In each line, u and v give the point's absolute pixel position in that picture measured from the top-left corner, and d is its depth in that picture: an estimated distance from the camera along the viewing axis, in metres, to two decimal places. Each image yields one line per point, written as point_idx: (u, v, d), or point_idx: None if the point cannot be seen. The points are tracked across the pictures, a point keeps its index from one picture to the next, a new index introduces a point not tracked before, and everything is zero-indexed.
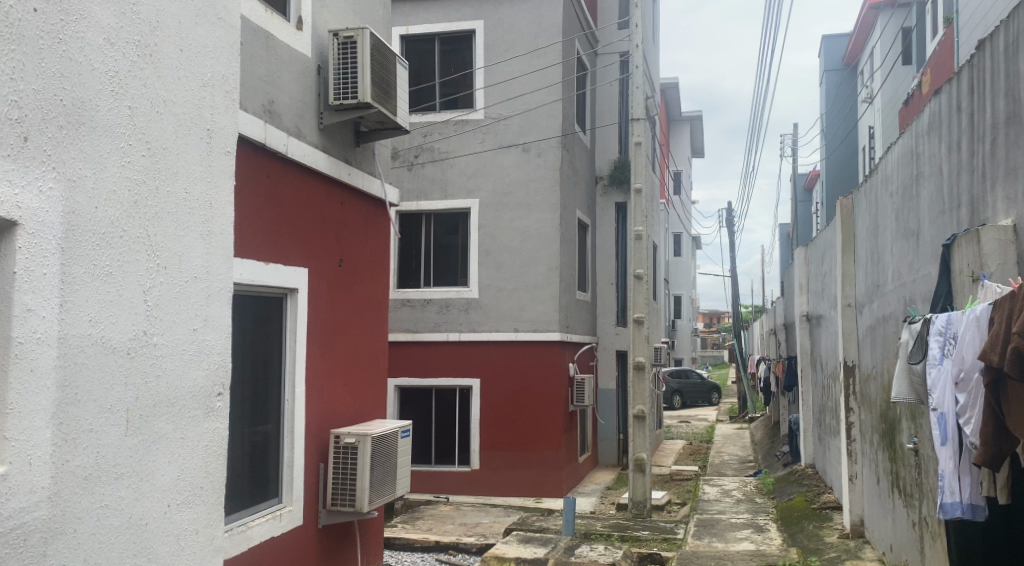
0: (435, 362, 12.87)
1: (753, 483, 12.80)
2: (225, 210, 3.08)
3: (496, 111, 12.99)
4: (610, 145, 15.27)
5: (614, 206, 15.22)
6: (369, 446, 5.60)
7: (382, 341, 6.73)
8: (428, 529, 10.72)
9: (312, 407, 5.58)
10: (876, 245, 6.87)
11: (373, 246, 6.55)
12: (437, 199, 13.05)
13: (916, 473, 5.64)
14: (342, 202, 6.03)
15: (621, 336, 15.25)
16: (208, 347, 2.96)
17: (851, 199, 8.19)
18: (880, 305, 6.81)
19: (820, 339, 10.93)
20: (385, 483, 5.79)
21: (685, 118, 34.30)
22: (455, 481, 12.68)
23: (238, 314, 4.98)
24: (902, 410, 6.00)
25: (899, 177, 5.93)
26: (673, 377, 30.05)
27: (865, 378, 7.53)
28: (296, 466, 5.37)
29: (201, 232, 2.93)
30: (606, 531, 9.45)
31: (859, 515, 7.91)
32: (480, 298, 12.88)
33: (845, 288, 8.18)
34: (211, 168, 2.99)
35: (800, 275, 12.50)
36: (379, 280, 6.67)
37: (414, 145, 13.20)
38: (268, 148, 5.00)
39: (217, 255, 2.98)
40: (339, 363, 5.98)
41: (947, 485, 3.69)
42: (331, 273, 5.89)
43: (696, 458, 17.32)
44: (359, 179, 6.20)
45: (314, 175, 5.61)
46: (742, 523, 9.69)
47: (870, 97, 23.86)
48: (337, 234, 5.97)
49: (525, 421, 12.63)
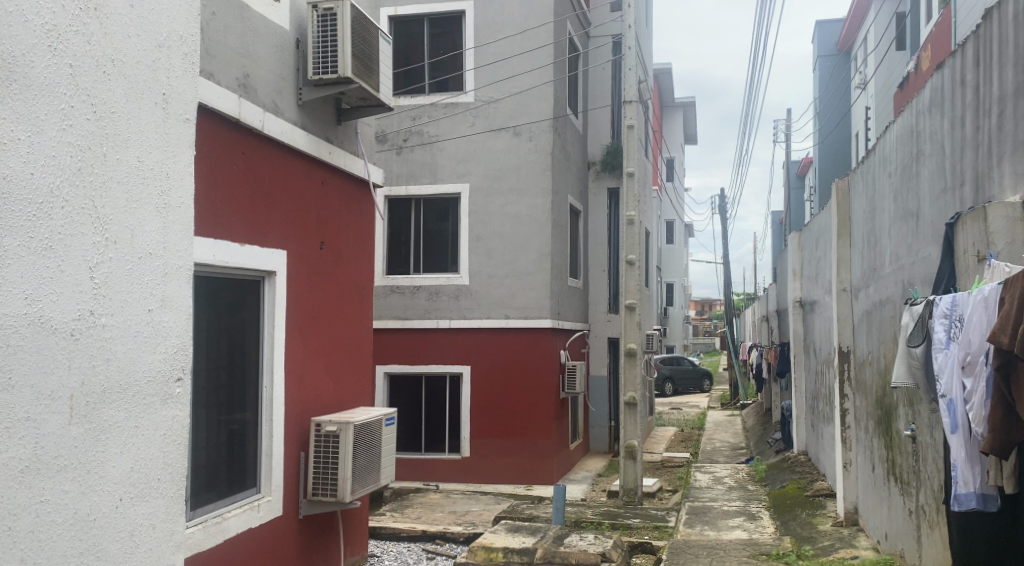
0: (424, 349, 12.70)
1: (745, 471, 12.68)
2: (183, 182, 2.92)
3: (486, 94, 12.76)
4: (602, 129, 15.06)
5: (607, 191, 15.01)
6: (352, 433, 5.40)
7: (367, 326, 6.55)
8: (417, 517, 10.57)
9: (291, 395, 5.39)
10: (874, 228, 6.70)
11: (357, 228, 6.36)
12: (426, 183, 12.82)
13: (914, 460, 5.50)
14: (323, 182, 5.83)
15: (613, 323, 15.10)
16: (167, 329, 2.82)
17: (847, 182, 8.02)
18: (877, 289, 6.65)
19: (814, 325, 10.79)
20: (369, 473, 5.61)
21: (678, 104, 34.07)
22: (445, 469, 12.53)
23: (214, 297, 4.79)
24: (899, 396, 5.86)
25: (899, 156, 5.76)
26: (665, 364, 29.96)
27: (861, 364, 7.37)
28: (275, 455, 5.19)
29: (158, 203, 2.78)
30: (597, 518, 9.31)
31: (853, 502, 7.77)
32: (470, 284, 12.69)
33: (841, 273, 8.02)
34: (166, 133, 2.84)
35: (794, 260, 12.35)
36: (363, 264, 6.49)
37: (402, 129, 12.98)
38: (243, 124, 4.79)
39: (174, 232, 2.83)
40: (321, 349, 5.80)
41: (959, 477, 3.51)
42: (312, 256, 5.69)
43: (688, 445, 17.22)
44: (340, 158, 6.00)
45: (292, 153, 5.40)
46: (734, 511, 9.56)
47: (864, 83, 23.68)
48: (318, 215, 5.77)
49: (515, 409, 12.47)
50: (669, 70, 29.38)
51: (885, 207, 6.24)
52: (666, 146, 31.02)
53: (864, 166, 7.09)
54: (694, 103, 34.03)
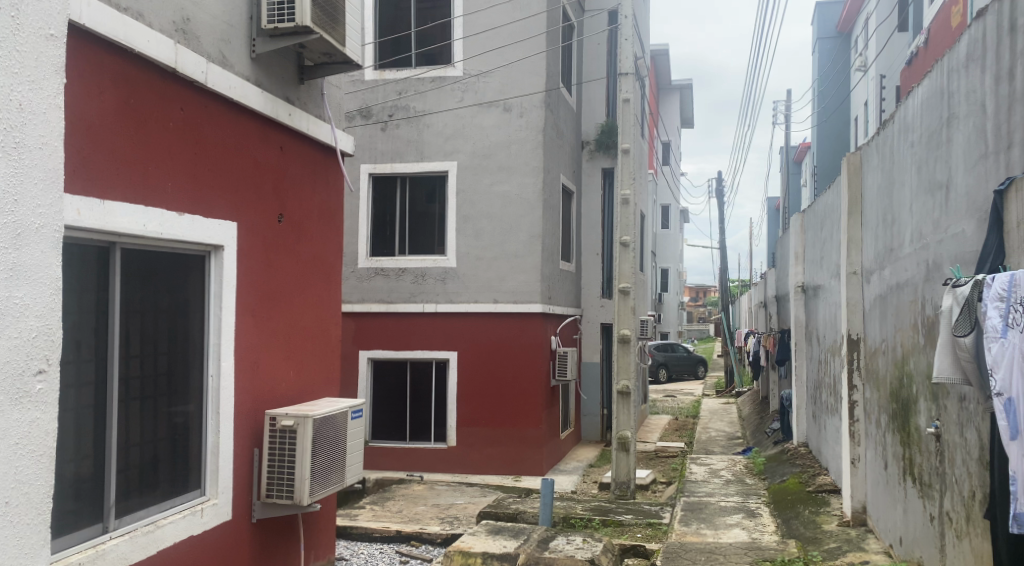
0: (409, 334, 12.13)
1: (742, 462, 12.17)
2: (38, 113, 2.46)
3: (475, 66, 12.12)
4: (597, 107, 14.47)
5: (601, 171, 14.44)
6: (311, 428, 4.82)
7: (334, 309, 5.95)
8: (398, 511, 10.06)
9: (243, 385, 4.81)
10: (891, 204, 6.13)
11: (323, 200, 5.75)
12: (412, 161, 12.20)
13: (938, 461, 4.94)
14: (282, 147, 5.22)
15: (607, 308, 14.56)
16: (25, 306, 2.40)
17: (859, 155, 7.43)
18: (894, 271, 6.09)
19: (817, 311, 10.26)
20: (330, 472, 5.05)
21: (675, 87, 33.47)
22: (429, 459, 11.99)
23: (147, 275, 4.19)
24: (920, 390, 5.30)
25: (924, 123, 5.18)
26: (659, 351, 29.49)
27: (873, 353, 6.82)
28: (222, 453, 4.60)
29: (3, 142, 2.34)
30: (587, 515, 8.77)
31: (861, 501, 7.24)
32: (457, 267, 12.08)
33: (851, 255, 7.46)
34: (16, 50, 2.40)
35: (796, 244, 11.81)
36: (330, 241, 5.89)
37: (387, 104, 12.33)
38: (179, 76, 4.17)
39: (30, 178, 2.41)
40: (279, 333, 5.21)
41: (1020, 494, 3.02)
42: (269, 230, 5.09)
43: (682, 435, 16.73)
44: (304, 122, 5.40)
45: (245, 113, 4.79)
46: (732, 507, 9.04)
47: (865, 66, 23.19)
48: (276, 184, 5.16)
49: (503, 397, 11.90)
50: (666, 51, 28.72)
51: (906, 181, 5.68)
52: (662, 129, 30.46)
53: (881, 137, 6.50)
54: (690, 86, 33.49)
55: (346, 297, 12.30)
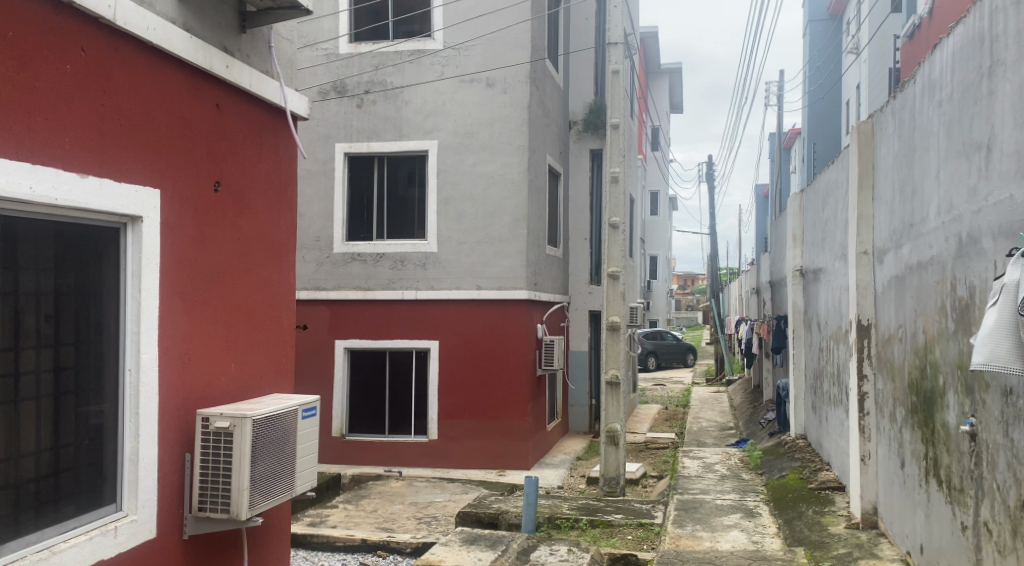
0: (387, 323, 11.44)
1: (738, 455, 11.57)
2: None
3: (455, 37, 11.40)
4: (584, 85, 13.81)
5: (589, 152, 13.76)
6: (250, 430, 4.15)
7: (286, 295, 5.26)
8: (372, 511, 9.44)
9: (171, 381, 4.10)
10: (911, 175, 5.49)
11: (270, 169, 5.06)
12: (390, 139, 11.48)
13: (974, 465, 4.31)
14: (219, 105, 4.53)
15: (595, 295, 13.92)
16: None
17: (870, 124, 6.78)
18: (914, 248, 5.45)
19: (819, 297, 9.64)
20: (276, 481, 4.39)
21: (664, 71, 32.81)
22: (409, 454, 11.33)
23: (36, 249, 3.50)
24: (950, 381, 4.68)
25: (955, 74, 4.54)
26: (648, 338, 28.91)
27: (887, 340, 6.20)
28: (142, 461, 3.89)
29: None
30: (574, 515, 8.12)
31: (872, 501, 6.61)
32: (438, 251, 11.39)
33: (862, 233, 6.82)
34: None
35: (794, 227, 11.18)
36: (280, 218, 5.19)
37: (363, 79, 11.59)
38: (76, 10, 3.50)
39: None
40: (216, 321, 4.52)
41: None
42: (202, 200, 4.40)
43: (673, 425, 16.13)
44: (245, 75, 4.70)
45: (170, 61, 4.10)
46: (729, 506, 8.43)
47: (856, 49, 22.61)
48: (210, 148, 4.47)
49: (486, 388, 11.25)
50: (655, 33, 28.08)
51: (930, 149, 5.05)
52: (650, 114, 29.83)
53: (898, 100, 5.85)
54: (680, 70, 32.84)
55: (321, 284, 11.60)
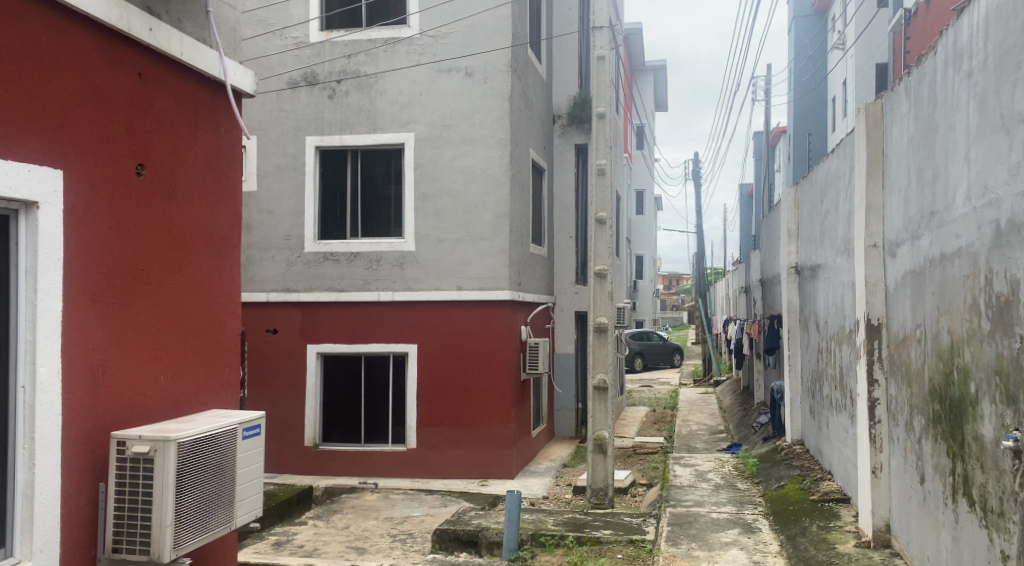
0: (362, 325, 10.79)
1: (731, 462, 10.99)
2: None
3: (432, 23, 10.78)
4: (568, 78, 13.24)
5: (574, 147, 13.18)
6: (175, 455, 3.52)
7: (229, 296, 4.63)
8: (343, 528, 8.79)
9: (77, 399, 3.48)
10: (931, 157, 4.93)
11: (208, 151, 4.43)
12: (364, 132, 10.82)
13: (1016, 486, 3.74)
14: (141, 74, 3.91)
15: (581, 296, 13.32)
16: None
17: (880, 105, 6.20)
18: (935, 239, 4.88)
19: (817, 296, 9.08)
20: (208, 514, 3.76)
21: (649, 68, 32.32)
22: (385, 464, 10.69)
23: None
24: (984, 387, 4.11)
25: (990, 37, 3.98)
26: (634, 339, 28.33)
27: (902, 341, 5.64)
28: (39, 494, 3.27)
29: None
30: (559, 531, 7.50)
31: (884, 518, 6.02)
32: (416, 250, 10.74)
33: (871, 224, 6.24)
34: None
35: (787, 221, 10.64)
36: (221, 209, 4.55)
37: (335, 68, 10.93)
38: None
39: None
40: (139, 326, 3.88)
41: None
42: (120, 186, 3.77)
43: (662, 429, 15.56)
44: (173, 41, 4.09)
45: (73, 18, 3.50)
46: (725, 520, 7.85)
47: (843, 45, 22.19)
48: (130, 124, 3.84)
49: (466, 394, 10.62)
50: (639, 30, 27.62)
51: (956, 125, 4.48)
52: (635, 112, 29.34)
53: (914, 76, 5.29)
54: (665, 68, 32.33)
55: (293, 285, 10.92)
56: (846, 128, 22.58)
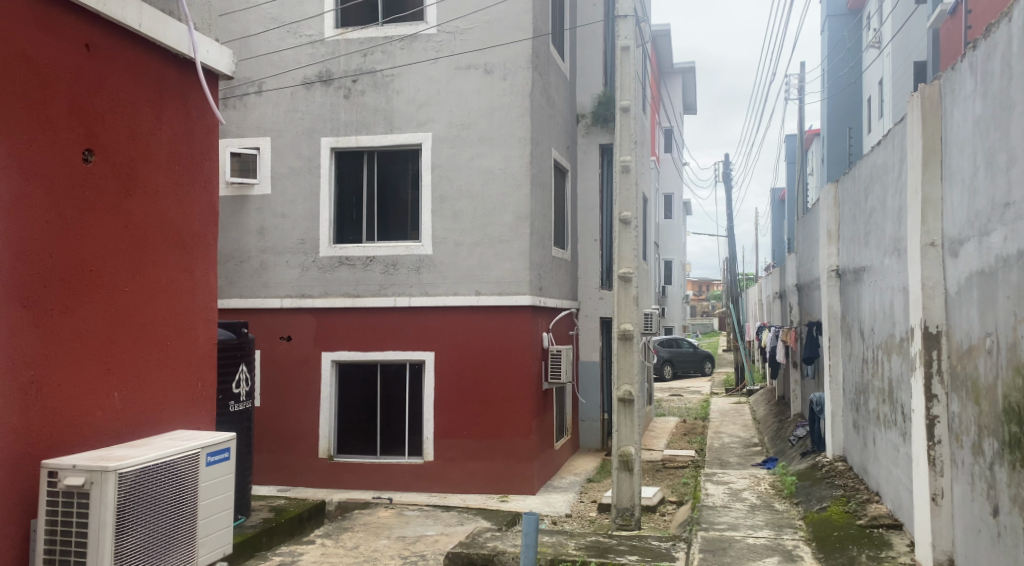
0: (377, 332, 10.26)
1: (767, 479, 10.29)
2: None
3: (450, 17, 10.26)
4: (592, 75, 12.65)
5: (598, 147, 12.58)
6: (115, 488, 3.00)
7: (199, 301, 4.15)
8: (352, 549, 8.22)
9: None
10: (1006, 140, 4.27)
11: (175, 138, 3.97)
12: (380, 132, 10.30)
13: None
14: (88, 46, 3.48)
15: (607, 301, 12.67)
16: None
17: (937, 86, 5.53)
18: (1011, 233, 4.22)
19: (861, 301, 8.38)
20: (163, 554, 3.23)
21: (678, 69, 31.57)
22: (403, 478, 10.14)
23: None
24: None
25: None
26: (663, 346, 27.55)
27: (967, 352, 4.97)
28: None
29: None
30: (581, 557, 6.83)
31: (947, 551, 5.33)
32: (433, 254, 10.20)
33: (928, 221, 5.56)
34: None
35: (827, 222, 9.94)
36: (191, 203, 4.08)
37: (350, 66, 10.44)
38: None
39: None
40: (81, 332, 3.44)
41: None
42: (60, 171, 3.34)
43: (692, 441, 14.84)
44: (124, 9, 3.63)
45: None
46: (763, 546, 7.18)
47: (878, 43, 21.36)
48: (75, 103, 3.42)
49: (486, 404, 10.04)
50: (667, 31, 26.95)
51: None
52: (663, 114, 28.61)
53: (981, 48, 4.63)
54: (693, 70, 31.55)
55: (307, 291, 10.42)
56: (883, 129, 21.71)
